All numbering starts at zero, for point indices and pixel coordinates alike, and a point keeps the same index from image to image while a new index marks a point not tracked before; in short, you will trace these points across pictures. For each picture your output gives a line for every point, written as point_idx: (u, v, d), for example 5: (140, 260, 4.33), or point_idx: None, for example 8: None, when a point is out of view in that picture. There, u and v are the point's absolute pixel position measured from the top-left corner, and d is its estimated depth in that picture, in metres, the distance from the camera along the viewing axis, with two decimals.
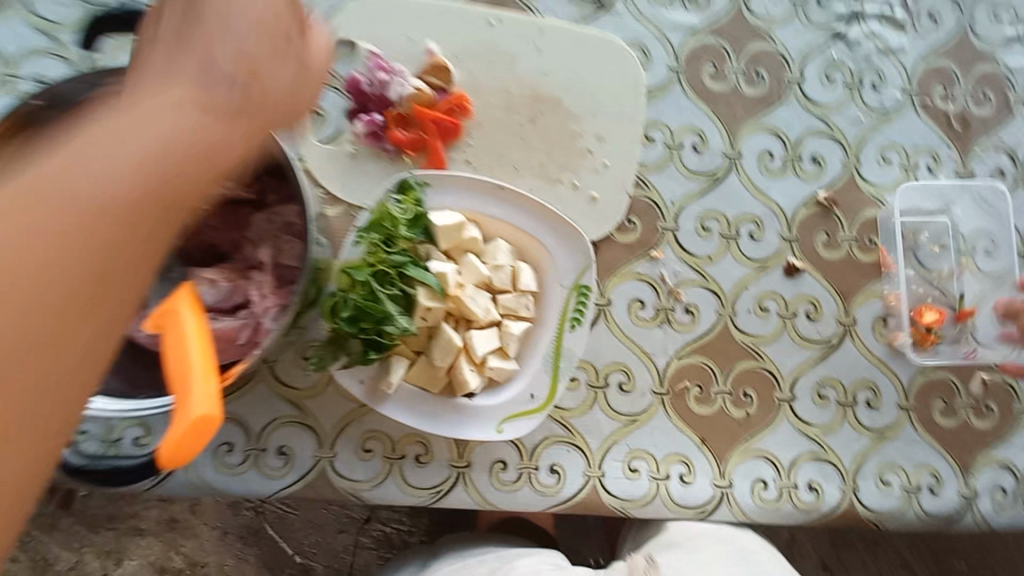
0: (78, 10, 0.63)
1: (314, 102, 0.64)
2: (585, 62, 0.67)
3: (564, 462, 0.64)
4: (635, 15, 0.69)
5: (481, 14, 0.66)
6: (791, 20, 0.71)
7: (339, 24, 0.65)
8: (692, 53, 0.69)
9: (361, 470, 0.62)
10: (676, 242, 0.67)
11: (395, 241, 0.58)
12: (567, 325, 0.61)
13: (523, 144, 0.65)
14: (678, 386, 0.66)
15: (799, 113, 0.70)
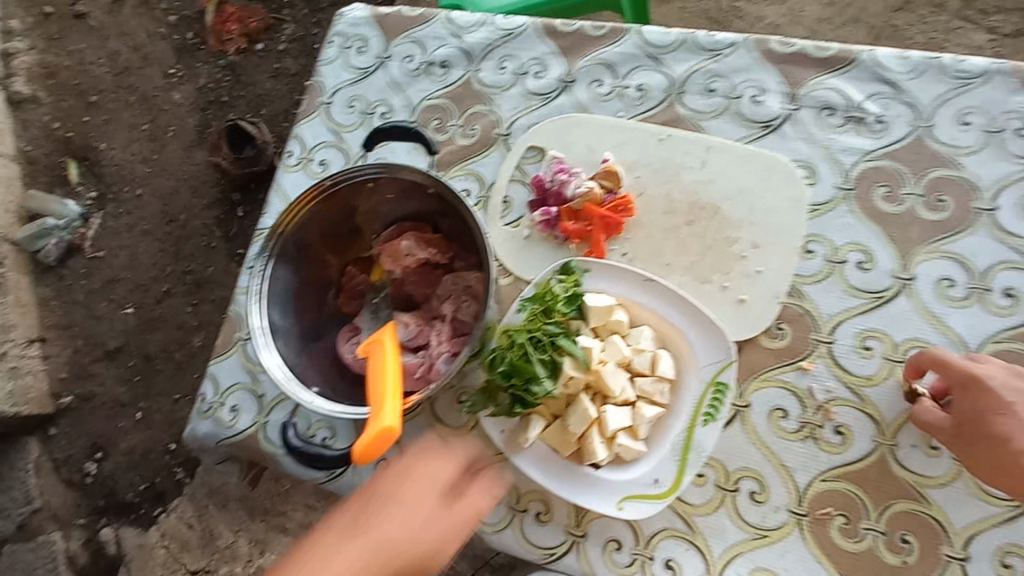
0: (357, 118, 0.88)
1: (506, 194, 0.80)
2: (748, 175, 0.72)
3: (681, 558, 0.63)
4: (804, 137, 0.73)
5: (653, 132, 0.76)
6: (984, 148, 0.68)
7: (536, 135, 0.80)
8: (863, 175, 0.70)
9: (488, 513, 0.69)
10: (830, 356, 0.65)
11: (551, 313, 0.67)
12: (699, 419, 0.63)
13: (677, 244, 0.72)
14: (817, 510, 0.62)
15: (990, 244, 0.65)
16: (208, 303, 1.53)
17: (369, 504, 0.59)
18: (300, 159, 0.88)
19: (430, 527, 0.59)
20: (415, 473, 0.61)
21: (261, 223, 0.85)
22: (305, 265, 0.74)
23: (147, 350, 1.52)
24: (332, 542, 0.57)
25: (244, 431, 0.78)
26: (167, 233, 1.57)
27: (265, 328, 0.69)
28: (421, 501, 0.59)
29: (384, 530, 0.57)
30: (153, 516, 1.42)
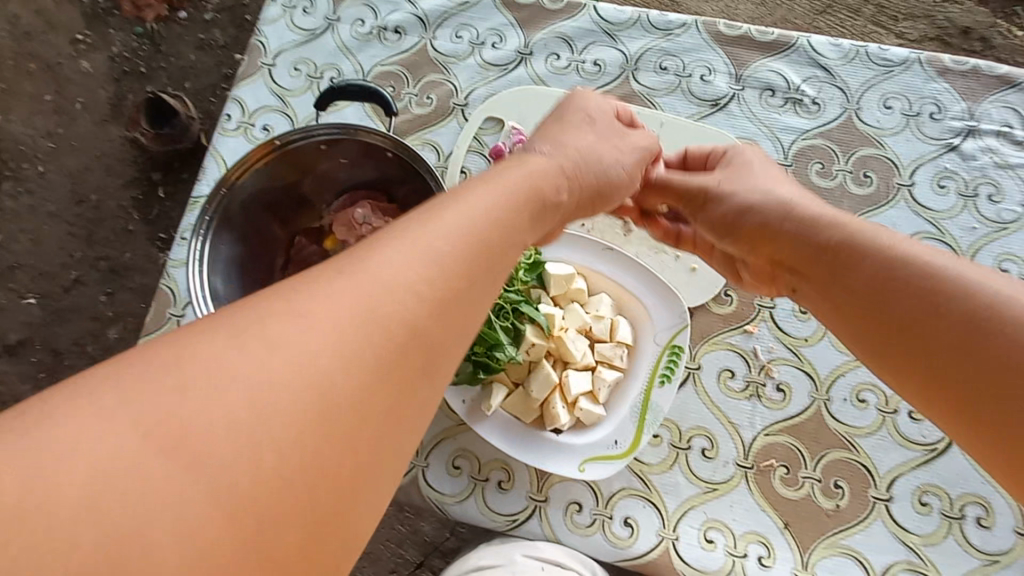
0: (304, 81, 0.83)
1: (463, 164, 0.78)
2: (699, 149, 0.75)
3: (638, 516, 0.65)
4: (749, 115, 0.77)
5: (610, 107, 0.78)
6: (903, 131, 0.75)
7: (494, 105, 0.80)
8: (800, 153, 0.75)
9: (450, 485, 0.68)
10: (773, 319, 0.70)
11: (513, 281, 0.67)
12: (657, 381, 0.65)
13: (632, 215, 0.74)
14: (763, 462, 0.66)
15: (909, 216, 0.72)
16: (125, 292, 1.35)
17: (389, 239, 0.33)
18: (239, 124, 0.82)
19: (485, 241, 0.36)
20: (445, 211, 0.37)
21: (196, 190, 0.79)
22: (251, 234, 0.69)
23: (57, 344, 1.33)
24: (358, 263, 0.31)
25: None
26: (76, 215, 1.40)
27: (207, 297, 0.62)
28: (517, 189, 0.43)
29: (417, 248, 0.33)
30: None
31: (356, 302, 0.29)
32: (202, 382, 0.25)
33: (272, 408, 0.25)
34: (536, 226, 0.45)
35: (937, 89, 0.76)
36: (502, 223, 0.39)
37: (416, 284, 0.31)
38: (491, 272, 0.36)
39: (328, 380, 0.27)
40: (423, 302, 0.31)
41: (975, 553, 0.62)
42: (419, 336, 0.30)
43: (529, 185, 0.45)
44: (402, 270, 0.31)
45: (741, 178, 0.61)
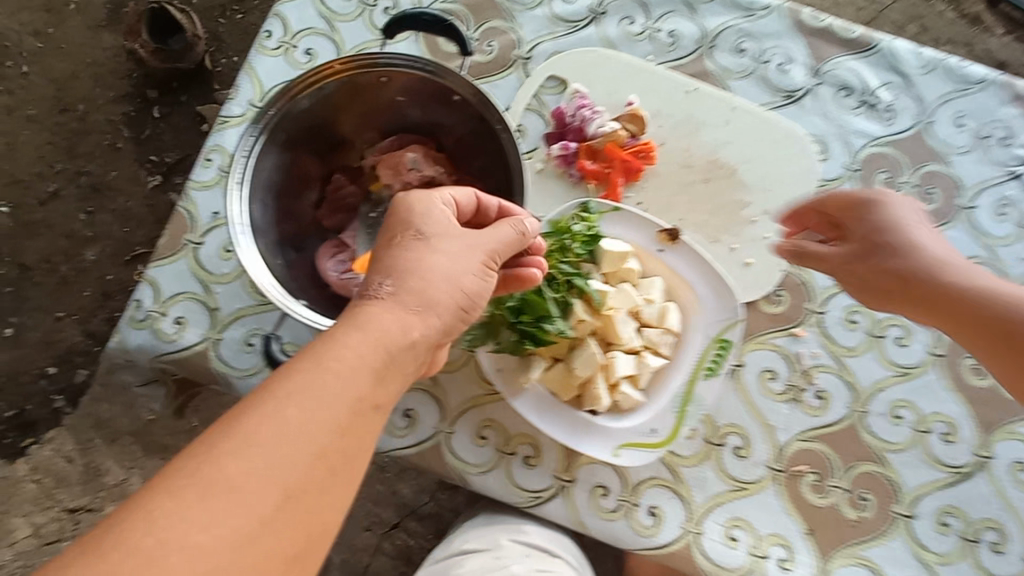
0: (355, 7, 0.76)
1: (519, 121, 0.73)
2: (768, 140, 0.72)
3: (664, 506, 0.64)
4: (822, 113, 0.74)
5: (682, 83, 0.73)
6: (972, 151, 0.73)
7: (560, 63, 0.74)
8: (869, 159, 0.73)
9: (474, 454, 0.65)
10: (820, 326, 0.68)
11: (565, 252, 0.64)
12: (702, 373, 0.63)
13: (692, 199, 0.71)
14: (794, 467, 0.65)
15: (966, 239, 0.71)
16: (105, 213, 1.21)
17: (317, 350, 0.39)
18: (280, 43, 0.75)
19: (385, 350, 0.40)
20: (339, 339, 0.39)
21: (226, 109, 0.73)
22: (290, 161, 0.63)
23: (24, 259, 1.19)
24: (290, 391, 0.37)
25: (192, 347, 0.67)
26: (57, 123, 1.24)
27: (246, 228, 0.57)
28: (427, 286, 0.44)
29: (347, 368, 0.38)
30: (21, 447, 1.10)
31: (299, 421, 0.36)
32: (204, 492, 0.33)
33: (206, 497, 0.33)
34: (385, 312, 0.42)
35: (1009, 113, 0.74)
36: (412, 323, 0.42)
37: (360, 392, 0.39)
38: (392, 374, 0.41)
39: (291, 476, 0.35)
40: (359, 404, 0.38)
41: None
42: (358, 432, 0.38)
43: (436, 279, 0.44)
44: (332, 395, 0.37)
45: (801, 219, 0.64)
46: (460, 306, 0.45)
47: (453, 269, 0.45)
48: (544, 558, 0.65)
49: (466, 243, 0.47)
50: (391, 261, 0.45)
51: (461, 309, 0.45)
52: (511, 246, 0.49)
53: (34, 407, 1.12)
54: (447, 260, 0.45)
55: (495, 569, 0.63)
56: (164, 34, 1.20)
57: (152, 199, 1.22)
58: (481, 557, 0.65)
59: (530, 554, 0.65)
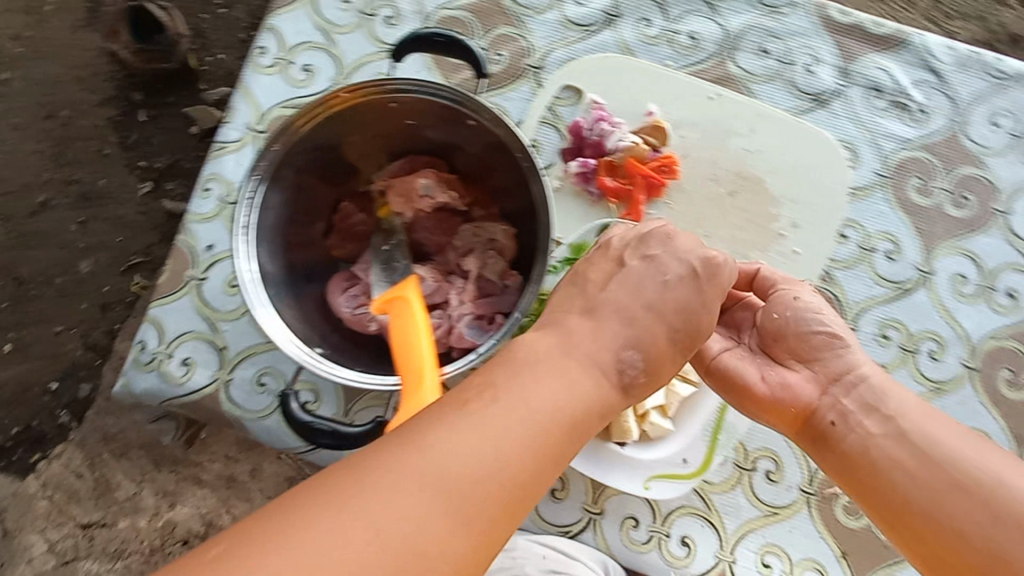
0: (354, 17, 0.71)
1: (534, 135, 0.69)
2: (795, 147, 0.69)
3: (696, 535, 0.62)
4: (850, 116, 0.70)
5: (705, 90, 0.70)
6: (1007, 152, 0.70)
7: (575, 72, 0.70)
8: (899, 164, 0.70)
9: None
10: None
11: None
12: (734, 400, 0.62)
13: (717, 216, 0.68)
14: (828, 490, 0.63)
15: (1001, 245, 0.69)
16: (99, 223, 1.15)
17: (504, 389, 0.36)
18: (277, 60, 0.70)
19: (586, 396, 0.38)
20: (548, 365, 0.38)
21: (221, 134, 0.69)
22: (296, 194, 0.59)
23: (19, 272, 1.14)
24: (494, 405, 0.35)
25: (201, 390, 0.64)
26: (43, 130, 1.17)
27: (255, 274, 0.54)
28: (646, 353, 0.42)
29: (551, 395, 0.36)
30: (31, 463, 1.09)
31: (497, 435, 0.34)
32: (353, 512, 0.30)
33: (395, 492, 0.31)
34: (581, 373, 0.39)
35: None
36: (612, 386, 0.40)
37: (526, 452, 0.34)
38: (590, 425, 0.38)
39: (481, 495, 0.32)
40: (552, 442, 0.35)
41: None
42: (548, 467, 0.35)
43: (639, 348, 0.42)
44: (530, 419, 0.35)
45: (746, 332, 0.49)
46: (624, 349, 0.42)
47: (655, 337, 0.43)
48: (563, 560, 0.61)
49: (658, 283, 0.44)
50: (602, 311, 0.43)
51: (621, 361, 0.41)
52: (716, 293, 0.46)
53: (40, 423, 1.10)
54: (646, 318, 0.43)
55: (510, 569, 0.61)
56: (148, 36, 1.14)
57: (147, 207, 1.15)
58: (497, 558, 0.62)
59: (548, 556, 0.61)
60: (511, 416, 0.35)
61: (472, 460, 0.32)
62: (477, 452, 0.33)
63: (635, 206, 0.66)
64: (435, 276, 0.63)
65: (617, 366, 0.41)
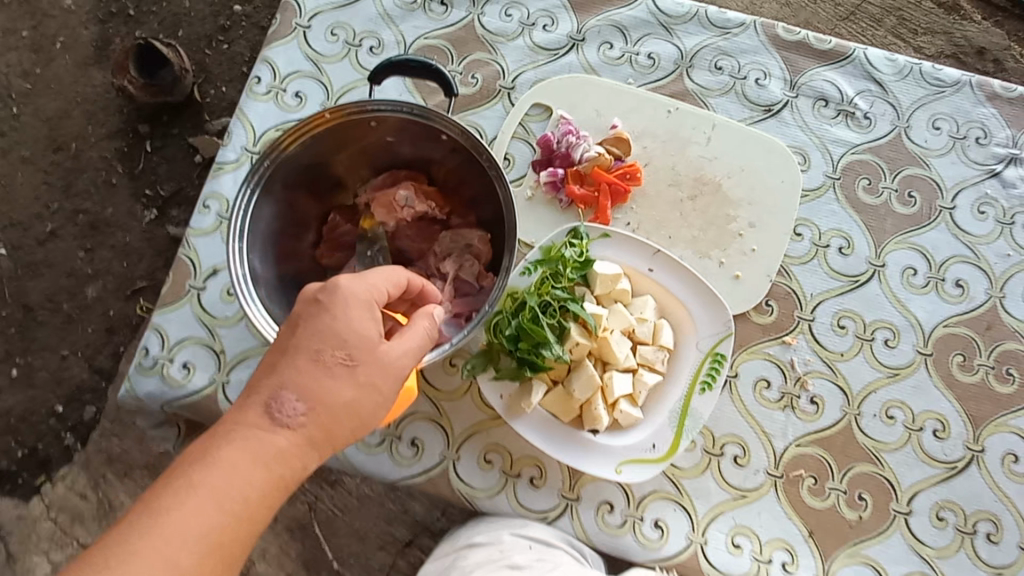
0: (341, 48, 0.78)
1: (507, 149, 0.75)
2: (749, 153, 0.74)
3: (669, 518, 0.65)
4: (800, 124, 0.76)
5: (664, 104, 0.76)
6: (948, 152, 0.76)
7: (544, 90, 0.76)
8: (848, 167, 0.75)
9: (481, 479, 0.67)
10: (810, 332, 0.70)
11: (557, 276, 0.65)
12: (697, 387, 0.65)
13: (679, 218, 0.73)
14: (793, 472, 0.67)
15: (948, 239, 0.73)
16: (105, 250, 1.21)
17: (221, 447, 0.42)
18: (270, 88, 0.77)
19: (268, 469, 0.43)
20: (234, 454, 0.42)
21: (221, 155, 0.75)
22: (287, 206, 0.65)
23: (27, 298, 1.19)
24: (197, 480, 0.41)
25: (200, 390, 0.69)
26: (52, 163, 1.24)
27: (246, 275, 0.59)
28: (318, 405, 0.45)
29: (232, 482, 0.41)
30: (36, 486, 1.12)
31: (174, 538, 0.39)
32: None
33: None
34: (267, 423, 0.44)
35: (983, 114, 0.76)
36: (289, 442, 0.44)
37: (249, 493, 0.42)
38: (296, 465, 0.44)
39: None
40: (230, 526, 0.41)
41: (983, 567, 0.65)
42: (232, 546, 0.41)
43: (311, 402, 0.45)
44: (209, 511, 0.40)
45: (328, 326, 0.46)
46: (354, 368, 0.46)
47: (334, 387, 0.45)
48: (549, 550, 0.62)
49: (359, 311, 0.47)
50: (299, 377, 0.45)
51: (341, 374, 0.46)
52: (417, 342, 0.49)
53: (46, 446, 1.14)
54: (324, 376, 0.45)
55: (497, 560, 0.61)
56: (150, 70, 1.16)
57: (150, 233, 1.21)
58: (485, 551, 0.63)
59: (534, 547, 0.62)
60: (230, 480, 0.41)
61: (198, 522, 0.40)
62: (187, 511, 0.40)
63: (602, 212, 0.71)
64: None
65: (288, 420, 0.44)
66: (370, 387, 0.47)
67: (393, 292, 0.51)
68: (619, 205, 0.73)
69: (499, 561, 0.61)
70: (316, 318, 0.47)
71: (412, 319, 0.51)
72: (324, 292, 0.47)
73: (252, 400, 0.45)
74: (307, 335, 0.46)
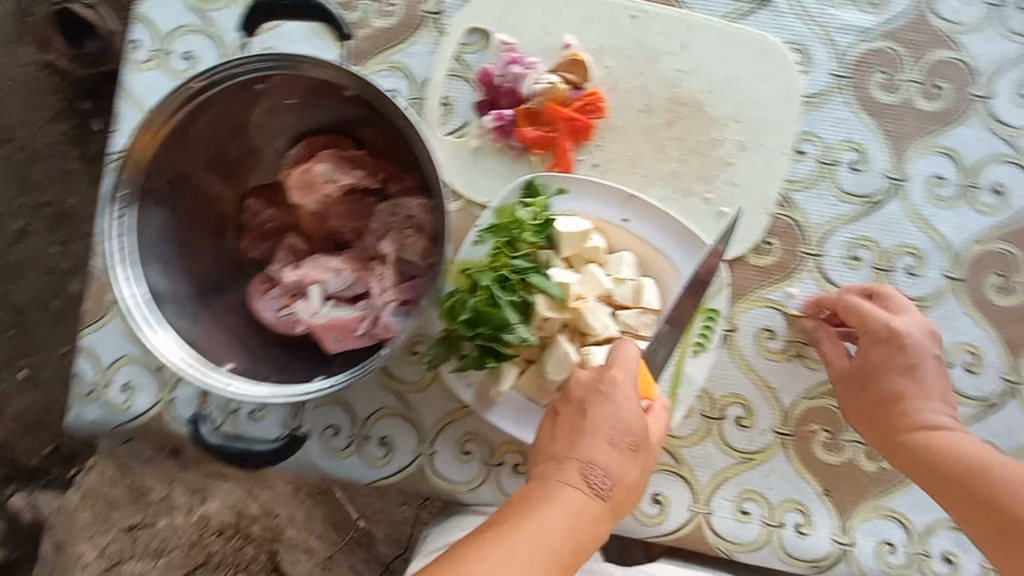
0: None
1: (444, 93, 0.63)
2: (741, 58, 0.61)
3: (668, 492, 0.60)
4: (798, 12, 0.61)
5: (629, 9, 0.61)
6: (982, 26, 0.62)
7: (479, 10, 0.62)
8: (861, 59, 0.61)
9: (460, 472, 0.62)
10: (819, 269, 0.60)
11: (516, 244, 0.55)
12: (691, 350, 0.58)
13: (656, 151, 0.61)
14: (804, 428, 0.60)
15: (983, 135, 0.61)
16: (79, 242, 1.04)
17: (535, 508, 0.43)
18: (153, 53, 0.64)
19: (581, 528, 0.43)
20: (558, 501, 0.43)
21: (112, 144, 0.64)
22: (181, 203, 0.54)
23: (12, 301, 1.04)
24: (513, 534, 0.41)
25: (146, 413, 0.63)
26: (0, 156, 1.04)
27: (145, 297, 0.51)
28: (620, 484, 0.45)
29: (571, 535, 0.42)
30: (68, 478, 0.99)
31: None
32: None
33: None
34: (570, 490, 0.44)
35: None
36: (600, 512, 0.44)
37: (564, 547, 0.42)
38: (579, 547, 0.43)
39: None
40: (567, 560, 0.42)
41: None
42: None
43: (615, 482, 0.45)
44: (551, 568, 0.40)
45: (613, 417, 0.46)
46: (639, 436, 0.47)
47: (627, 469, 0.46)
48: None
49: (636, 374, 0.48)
50: (599, 453, 0.45)
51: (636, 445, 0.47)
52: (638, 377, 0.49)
53: (67, 442, 1.03)
54: (620, 459, 0.46)
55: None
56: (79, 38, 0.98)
57: None
58: None
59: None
60: (564, 529, 0.42)
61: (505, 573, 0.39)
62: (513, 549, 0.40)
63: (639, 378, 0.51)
64: (351, 269, 0.59)
65: (600, 492, 0.44)
66: (646, 470, 0.48)
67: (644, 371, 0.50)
68: (585, 141, 0.61)
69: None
70: (603, 407, 0.46)
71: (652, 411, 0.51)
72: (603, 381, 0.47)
73: (563, 471, 0.45)
74: (602, 421, 0.46)
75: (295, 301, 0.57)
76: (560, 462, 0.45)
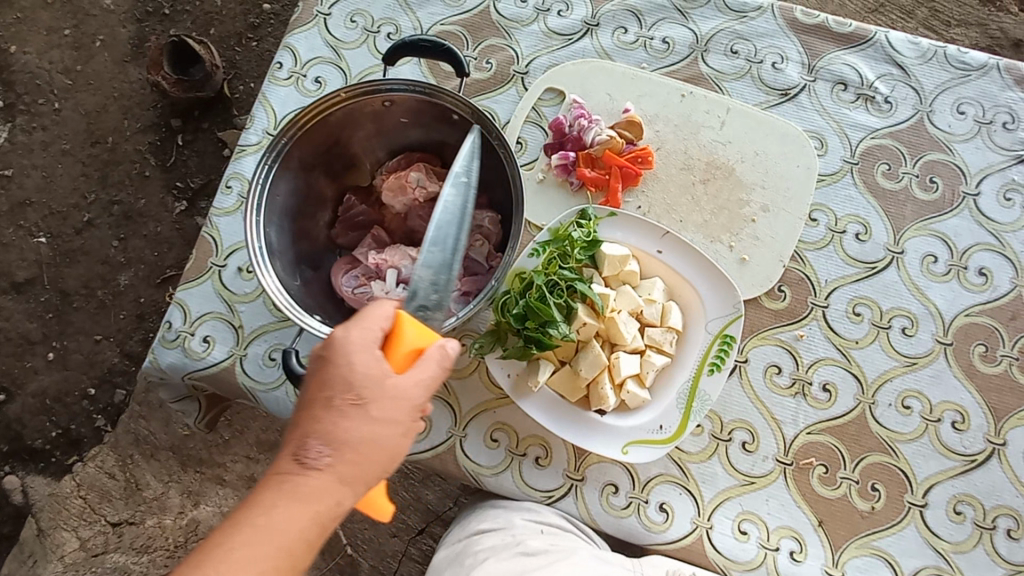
0: (360, 34, 0.80)
1: (520, 133, 0.76)
2: (765, 139, 0.73)
3: (674, 502, 0.65)
4: (818, 109, 0.75)
5: (678, 90, 0.75)
6: (974, 138, 0.74)
7: (557, 74, 0.77)
8: (867, 152, 0.74)
9: (486, 456, 0.67)
10: (824, 319, 0.69)
11: (565, 257, 0.65)
12: (707, 370, 0.65)
13: (691, 202, 0.72)
14: (804, 460, 0.66)
15: (971, 226, 0.71)
16: (137, 240, 1.16)
17: (254, 497, 0.45)
18: (291, 73, 0.79)
19: (310, 502, 0.45)
20: (277, 489, 0.45)
21: (243, 138, 0.77)
22: (303, 183, 0.66)
23: (65, 285, 1.15)
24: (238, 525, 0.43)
25: (218, 363, 0.72)
26: (90, 155, 1.18)
27: (263, 248, 0.61)
28: (340, 446, 0.46)
29: (285, 515, 0.44)
30: (67, 465, 1.09)
31: None
32: None
33: None
34: (297, 470, 0.45)
35: (1010, 98, 0.74)
36: (325, 481, 0.45)
37: (292, 521, 0.44)
38: (316, 521, 0.45)
39: None
40: (290, 537, 0.44)
41: (1001, 562, 0.63)
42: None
43: (337, 446, 0.46)
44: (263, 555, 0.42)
45: (338, 382, 0.47)
46: (370, 392, 0.47)
47: (353, 427, 0.46)
48: (560, 534, 0.62)
49: (362, 332, 0.48)
50: (318, 426, 0.46)
51: (366, 398, 0.47)
52: (373, 324, 0.49)
53: (78, 426, 1.10)
54: (341, 425, 0.46)
55: (511, 546, 0.61)
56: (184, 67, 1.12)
57: (180, 224, 1.16)
58: (496, 536, 0.62)
59: (545, 531, 0.63)
60: (284, 510, 0.44)
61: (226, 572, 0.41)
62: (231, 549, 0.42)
63: (388, 331, 0.49)
64: None
65: (314, 463, 0.45)
66: (385, 419, 0.47)
67: (388, 324, 0.49)
68: (633, 187, 0.73)
69: (513, 547, 0.60)
70: (325, 373, 0.47)
71: (422, 355, 0.49)
72: (326, 346, 0.48)
73: (284, 454, 0.46)
74: (320, 389, 0.47)
75: (371, 281, 0.67)
76: (286, 443, 0.47)
